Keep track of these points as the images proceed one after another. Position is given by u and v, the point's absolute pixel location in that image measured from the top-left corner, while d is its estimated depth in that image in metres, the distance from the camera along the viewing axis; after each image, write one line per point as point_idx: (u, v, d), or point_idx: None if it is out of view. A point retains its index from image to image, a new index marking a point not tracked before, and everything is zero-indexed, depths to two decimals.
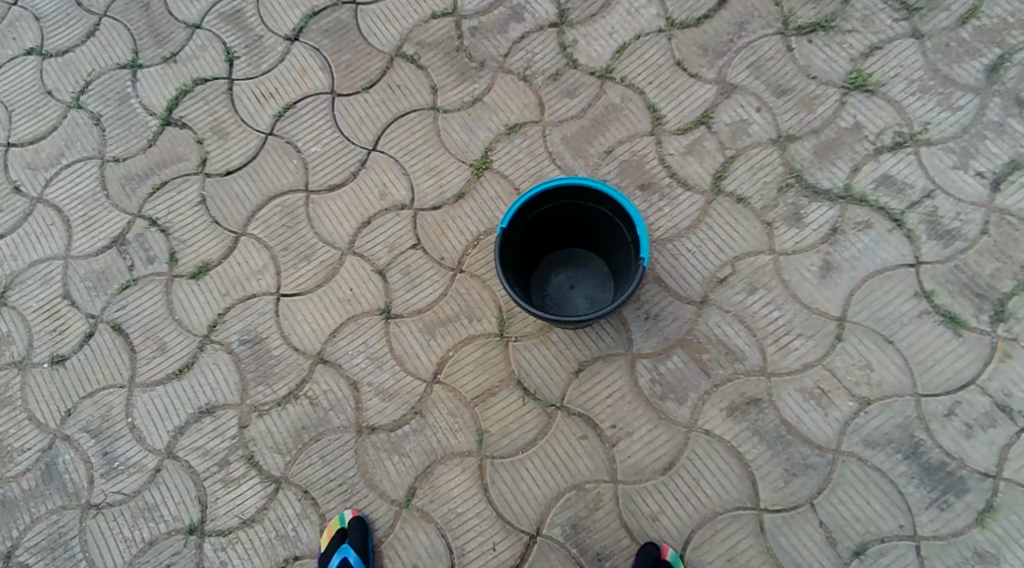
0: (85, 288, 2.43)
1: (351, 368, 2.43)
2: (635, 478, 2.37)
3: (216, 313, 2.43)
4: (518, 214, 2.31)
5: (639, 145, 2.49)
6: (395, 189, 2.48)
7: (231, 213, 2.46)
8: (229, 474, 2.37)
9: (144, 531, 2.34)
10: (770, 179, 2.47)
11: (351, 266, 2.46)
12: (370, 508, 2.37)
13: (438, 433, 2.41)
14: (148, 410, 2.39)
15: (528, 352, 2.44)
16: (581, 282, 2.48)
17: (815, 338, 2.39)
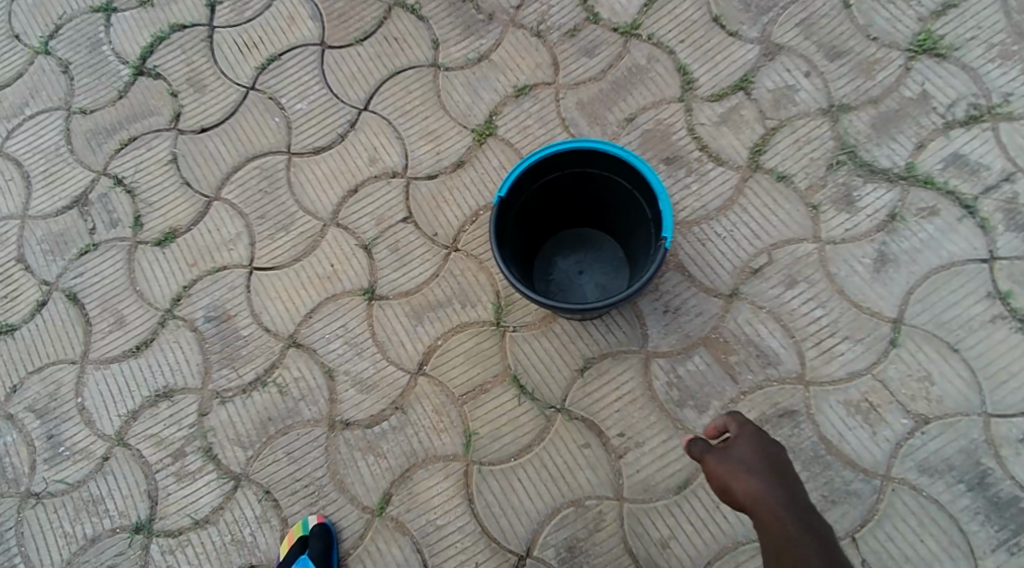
0: (41, 252, 2.19)
1: (326, 353, 2.14)
2: (643, 497, 2.04)
3: (181, 286, 2.17)
4: (520, 182, 1.99)
5: (664, 113, 2.17)
6: (386, 154, 2.20)
7: (204, 175, 2.20)
8: (184, 468, 2.11)
9: (87, 526, 2.09)
10: (817, 156, 2.13)
11: (334, 239, 2.17)
12: (338, 514, 2.09)
13: (421, 433, 2.11)
14: (99, 390, 2.14)
15: (527, 345, 2.13)
16: (590, 268, 2.18)
17: (864, 342, 2.03)
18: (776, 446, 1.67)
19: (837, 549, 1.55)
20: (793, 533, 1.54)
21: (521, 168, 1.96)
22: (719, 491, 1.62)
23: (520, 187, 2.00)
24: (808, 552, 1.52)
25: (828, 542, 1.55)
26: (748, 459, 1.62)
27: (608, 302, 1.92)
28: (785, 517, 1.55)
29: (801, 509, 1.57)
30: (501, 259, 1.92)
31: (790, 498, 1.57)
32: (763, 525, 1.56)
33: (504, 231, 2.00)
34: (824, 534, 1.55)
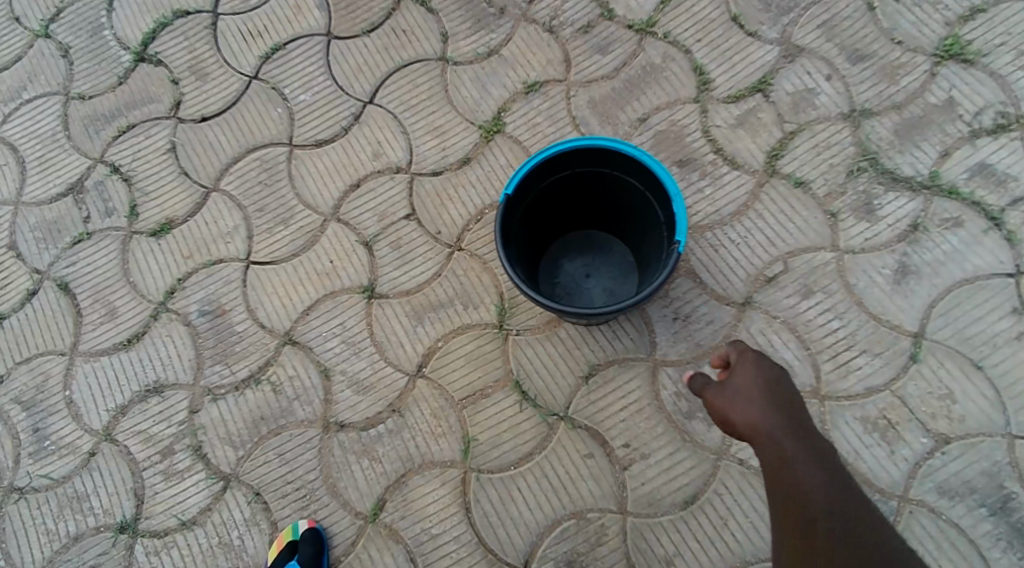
0: (33, 240, 2.13)
1: (322, 352, 2.08)
2: (648, 511, 1.99)
3: (176, 278, 2.10)
4: (527, 180, 1.92)
5: (678, 114, 2.11)
6: (390, 149, 2.13)
7: (202, 165, 2.14)
8: (172, 466, 2.04)
9: (70, 524, 2.02)
10: (837, 162, 2.05)
11: (333, 234, 2.11)
12: (330, 519, 2.02)
13: (417, 437, 2.05)
14: (88, 383, 2.07)
15: (530, 349, 2.07)
16: (598, 271, 2.11)
17: (883, 356, 1.95)
18: (775, 366, 1.61)
19: (839, 471, 1.53)
20: (793, 467, 1.51)
21: (529, 165, 1.89)
22: (718, 422, 1.59)
23: (528, 185, 1.93)
24: (807, 476, 1.51)
25: (826, 458, 1.53)
26: (744, 391, 1.58)
27: (615, 307, 1.85)
28: (784, 452, 1.52)
29: (800, 437, 1.53)
30: (506, 260, 1.85)
31: (788, 427, 1.54)
32: (763, 458, 1.54)
33: (510, 230, 1.93)
34: (824, 457, 1.53)
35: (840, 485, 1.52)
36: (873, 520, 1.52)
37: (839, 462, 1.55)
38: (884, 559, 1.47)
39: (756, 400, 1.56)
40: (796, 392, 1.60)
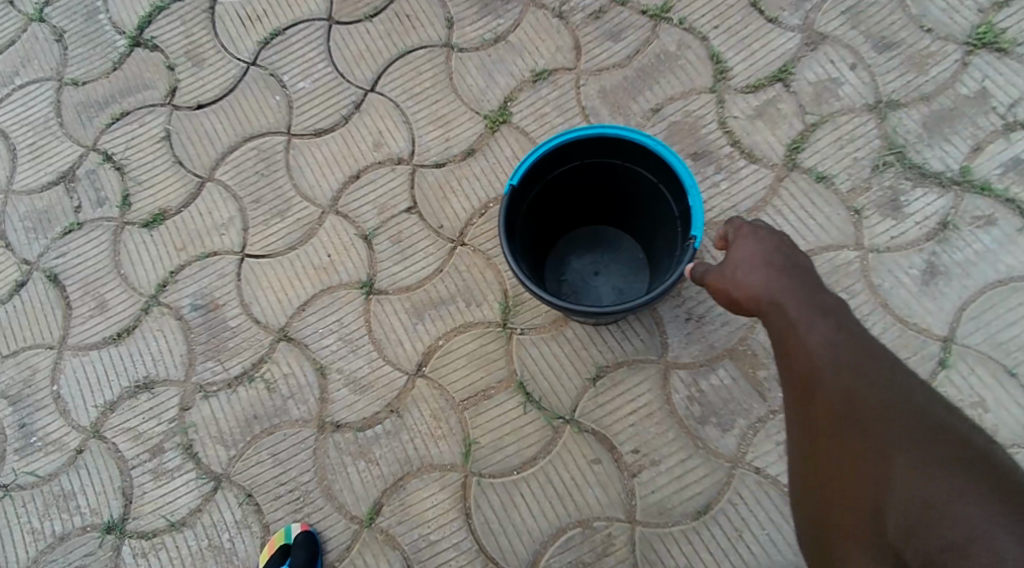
0: (22, 230, 2.06)
1: (319, 350, 1.99)
2: (658, 521, 1.92)
3: (168, 271, 2.03)
4: (534, 171, 1.83)
5: (693, 104, 2.01)
6: (392, 139, 2.05)
7: (197, 154, 2.07)
8: (161, 465, 1.96)
9: (56, 523, 1.94)
10: (862, 156, 1.95)
11: (331, 227, 2.03)
12: (324, 523, 1.93)
13: (416, 439, 1.96)
14: (77, 378, 2.00)
15: (535, 349, 1.98)
16: (607, 269, 2.02)
17: (910, 361, 1.84)
18: (774, 233, 1.59)
19: (849, 323, 1.45)
20: (797, 329, 1.45)
21: (536, 154, 1.79)
22: (727, 303, 1.57)
23: (534, 176, 1.83)
24: (811, 333, 1.44)
25: (834, 314, 1.46)
26: (744, 259, 1.55)
27: (626, 306, 1.75)
28: (786, 315, 1.47)
29: (805, 297, 1.48)
30: (510, 254, 1.75)
31: (791, 288, 1.49)
32: (771, 326, 1.49)
33: (514, 222, 1.84)
34: (833, 312, 1.46)
35: (851, 339, 1.44)
36: (892, 366, 1.40)
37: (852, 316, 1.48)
38: (903, 403, 1.35)
39: (758, 267, 1.54)
40: (802, 257, 1.56)
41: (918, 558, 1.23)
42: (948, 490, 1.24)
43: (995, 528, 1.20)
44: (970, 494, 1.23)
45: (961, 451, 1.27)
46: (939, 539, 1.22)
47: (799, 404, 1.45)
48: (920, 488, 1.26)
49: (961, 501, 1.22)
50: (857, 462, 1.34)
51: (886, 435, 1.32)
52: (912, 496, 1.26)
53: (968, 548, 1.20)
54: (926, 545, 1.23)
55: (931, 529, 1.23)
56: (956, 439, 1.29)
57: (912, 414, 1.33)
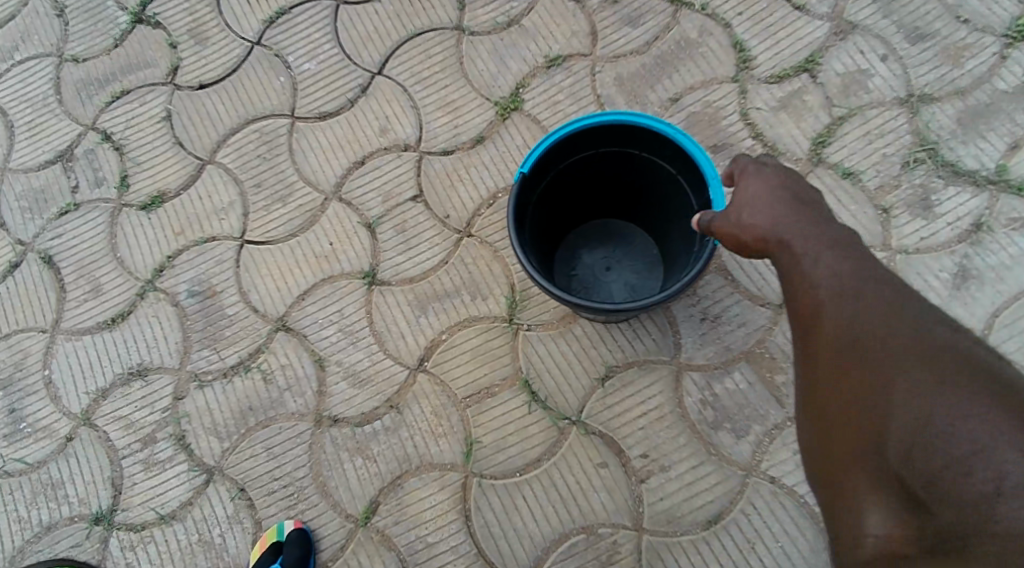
0: (18, 209, 2.01)
1: (319, 341, 1.92)
2: (666, 529, 1.83)
3: (166, 256, 1.97)
4: (546, 160, 1.74)
5: (714, 94, 1.95)
6: (398, 125, 1.98)
7: (198, 135, 2.00)
8: (153, 456, 1.89)
9: (43, 512, 1.88)
10: (892, 152, 1.89)
11: (334, 214, 1.96)
12: (318, 521, 1.86)
13: (416, 436, 1.89)
14: (69, 363, 1.93)
15: (542, 346, 1.90)
16: (620, 264, 1.93)
17: None
18: (782, 169, 1.50)
19: (855, 250, 1.38)
20: (802, 263, 1.38)
21: (548, 142, 1.70)
22: (734, 247, 1.48)
23: (546, 164, 1.74)
24: (817, 267, 1.37)
25: (841, 244, 1.39)
26: (753, 200, 1.46)
27: (640, 304, 1.66)
28: (793, 254, 1.40)
29: (813, 232, 1.40)
30: (520, 246, 1.66)
31: (799, 225, 1.41)
32: (780, 266, 1.42)
33: (524, 212, 1.75)
34: (841, 243, 1.39)
35: (856, 265, 1.36)
36: (897, 288, 1.32)
37: (860, 245, 1.40)
38: (905, 323, 1.27)
39: (766, 207, 1.45)
40: (812, 191, 1.48)
41: (919, 480, 1.18)
42: (950, 409, 1.17)
43: (998, 444, 1.13)
44: (973, 411, 1.16)
45: (966, 368, 1.20)
46: (940, 458, 1.16)
47: (801, 333, 1.38)
48: (927, 409, 1.19)
49: (962, 419, 1.16)
50: (858, 390, 1.27)
51: (887, 358, 1.25)
52: (912, 417, 1.20)
53: (969, 467, 1.14)
54: (927, 466, 1.17)
55: (930, 449, 1.17)
56: (962, 356, 1.22)
57: (914, 335, 1.25)
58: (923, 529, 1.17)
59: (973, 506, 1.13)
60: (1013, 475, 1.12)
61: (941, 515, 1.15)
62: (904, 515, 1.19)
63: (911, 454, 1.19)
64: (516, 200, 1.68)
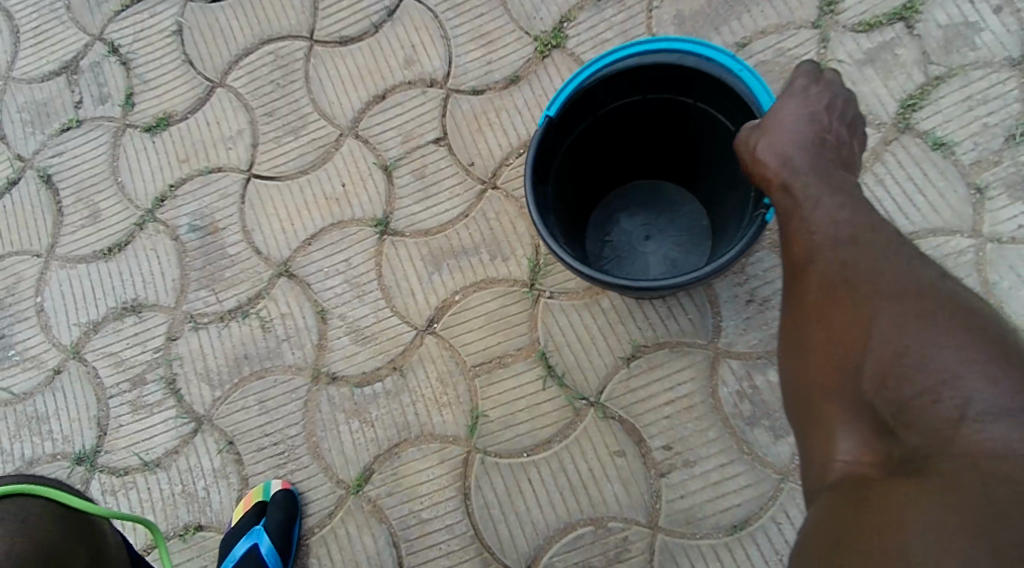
0: (18, 121, 1.89)
1: (322, 291, 1.77)
2: (685, 531, 1.64)
3: (168, 184, 1.83)
4: (584, 98, 1.50)
5: (790, 40, 1.76)
6: (426, 56, 1.82)
7: (209, 54, 1.86)
8: (141, 398, 1.77)
9: (26, 447, 1.78)
10: (995, 122, 1.69)
11: (349, 152, 1.80)
12: (307, 484, 1.71)
13: (417, 403, 1.72)
14: (62, 291, 1.82)
15: (564, 316, 1.72)
16: (661, 233, 1.71)
17: None
18: (828, 91, 1.39)
19: (857, 199, 1.25)
20: (801, 209, 1.26)
21: (584, 76, 1.47)
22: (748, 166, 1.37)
23: (584, 105, 1.51)
24: (816, 210, 1.24)
25: (848, 191, 1.27)
26: (778, 125, 1.35)
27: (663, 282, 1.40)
28: (795, 198, 1.28)
29: (820, 177, 1.29)
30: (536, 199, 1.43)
31: (806, 168, 1.30)
32: (779, 213, 1.30)
33: (552, 159, 1.52)
34: (848, 192, 1.26)
35: (856, 211, 1.23)
36: (893, 234, 1.19)
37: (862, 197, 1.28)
38: (894, 257, 1.16)
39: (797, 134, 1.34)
40: (843, 129, 1.37)
41: (890, 408, 1.08)
42: (929, 343, 1.07)
43: (969, 374, 1.04)
44: (950, 342, 1.06)
45: (948, 302, 1.10)
46: (913, 388, 1.06)
47: (787, 267, 1.27)
48: (904, 339, 1.08)
49: (938, 350, 1.06)
50: (839, 322, 1.16)
51: (873, 290, 1.14)
52: (888, 349, 1.09)
53: (937, 396, 1.05)
54: (897, 395, 1.08)
55: (903, 378, 1.07)
56: (946, 295, 1.10)
57: (901, 269, 1.14)
58: (893, 455, 1.07)
59: (938, 433, 1.04)
60: (981, 404, 1.02)
61: (909, 441, 1.06)
62: (875, 443, 1.09)
63: (884, 386, 1.09)
64: (540, 144, 1.45)
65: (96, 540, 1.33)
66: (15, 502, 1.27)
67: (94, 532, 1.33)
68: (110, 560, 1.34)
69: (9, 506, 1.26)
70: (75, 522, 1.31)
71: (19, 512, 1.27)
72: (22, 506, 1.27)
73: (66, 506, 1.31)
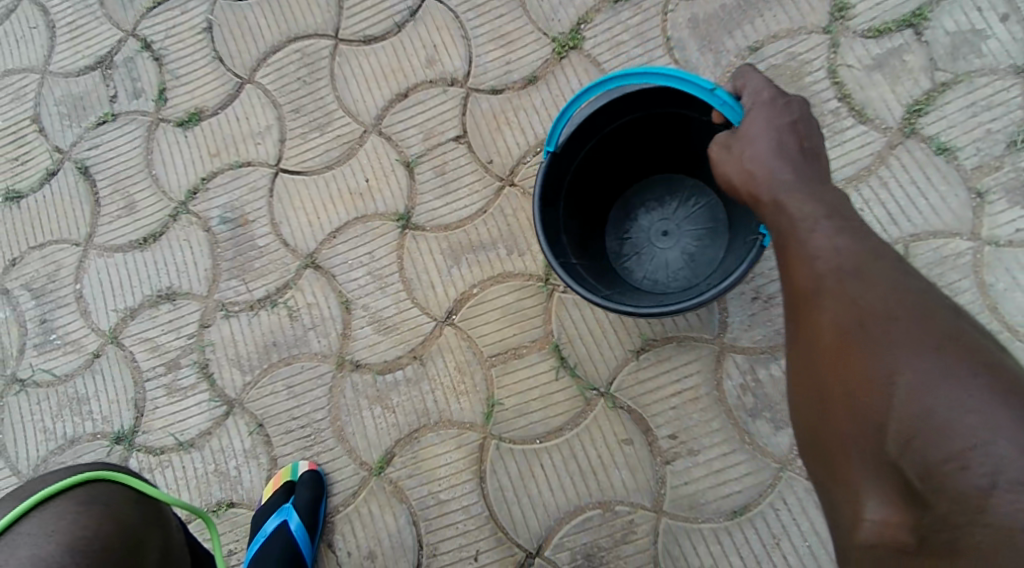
0: (57, 115, 1.99)
1: (346, 283, 1.85)
2: (687, 515, 1.73)
3: (200, 177, 1.92)
4: (586, 121, 1.59)
5: (801, 45, 1.81)
6: (447, 56, 1.89)
7: (239, 52, 1.95)
8: (176, 381, 1.87)
9: (67, 426, 1.88)
10: (997, 128, 1.74)
11: (372, 148, 1.88)
12: (332, 465, 1.81)
13: (437, 391, 1.81)
14: (101, 278, 1.92)
15: (576, 310, 1.80)
16: (677, 230, 1.76)
17: None
18: (795, 104, 1.44)
19: (847, 214, 1.30)
20: (798, 231, 1.29)
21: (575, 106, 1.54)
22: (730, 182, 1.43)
23: (586, 129, 1.61)
24: (819, 236, 1.27)
25: (845, 214, 1.30)
26: (750, 139, 1.41)
27: (679, 305, 1.48)
28: (791, 218, 1.31)
29: (807, 191, 1.34)
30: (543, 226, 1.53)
31: (793, 183, 1.35)
32: (775, 231, 1.34)
33: (560, 183, 1.63)
34: (841, 213, 1.30)
35: (853, 235, 1.27)
36: (908, 273, 1.22)
37: (851, 210, 1.33)
38: (911, 305, 1.17)
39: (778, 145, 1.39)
40: (816, 136, 1.42)
41: (916, 472, 1.08)
42: (953, 403, 1.08)
43: (997, 440, 1.04)
44: (975, 406, 1.07)
45: (971, 360, 1.11)
46: (940, 451, 1.07)
47: (795, 306, 1.29)
48: (928, 398, 1.09)
49: (964, 414, 1.07)
50: (852, 372, 1.17)
51: (888, 342, 1.15)
52: (910, 408, 1.10)
53: (965, 462, 1.05)
54: (924, 457, 1.08)
55: (930, 442, 1.08)
56: (970, 350, 1.12)
57: (917, 318, 1.16)
58: (921, 521, 1.07)
59: (968, 500, 1.04)
60: (1012, 473, 1.03)
61: (940, 508, 1.05)
62: (902, 506, 1.10)
63: (910, 446, 1.09)
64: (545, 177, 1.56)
65: (165, 526, 1.34)
66: (96, 487, 1.28)
67: (164, 517, 1.34)
68: (176, 547, 1.35)
69: (92, 491, 1.27)
70: (150, 509, 1.32)
71: (100, 495, 1.28)
72: (103, 491, 1.28)
73: (142, 494, 1.33)
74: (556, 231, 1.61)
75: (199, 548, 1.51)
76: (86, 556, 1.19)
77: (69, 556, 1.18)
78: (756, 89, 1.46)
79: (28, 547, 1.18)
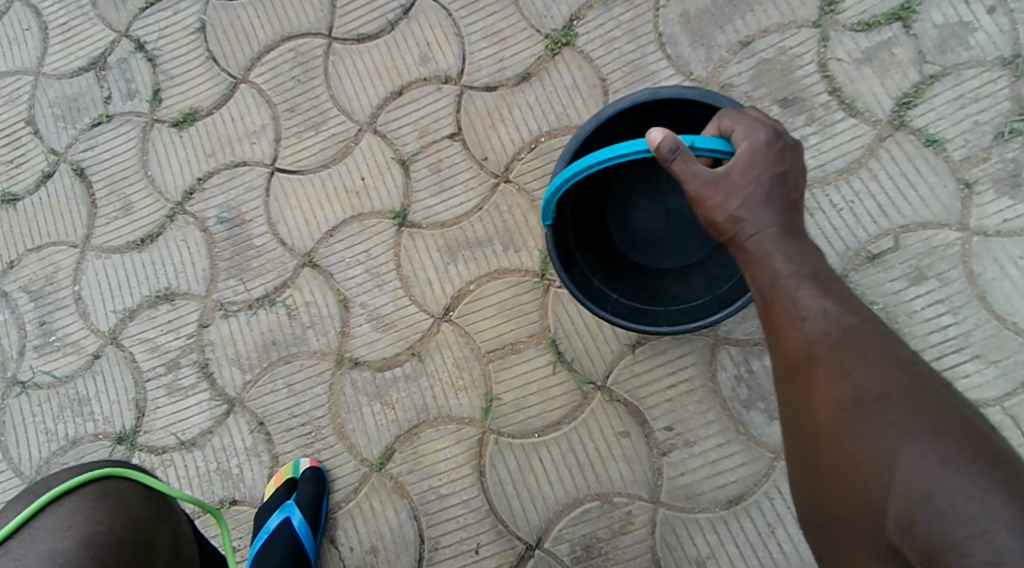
0: (51, 117, 1.99)
1: (343, 281, 1.87)
2: (684, 505, 1.76)
3: (196, 178, 1.93)
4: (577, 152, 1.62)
5: (791, 39, 1.83)
6: (440, 54, 1.90)
7: (232, 51, 1.95)
8: (176, 381, 1.88)
9: (69, 427, 1.90)
10: (985, 119, 1.77)
11: (368, 146, 1.89)
12: (333, 462, 1.83)
13: (435, 387, 1.83)
14: (99, 280, 1.93)
15: (572, 305, 1.82)
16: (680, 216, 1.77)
17: (999, 365, 1.71)
18: (787, 153, 1.42)
19: (823, 273, 1.35)
20: (781, 288, 1.33)
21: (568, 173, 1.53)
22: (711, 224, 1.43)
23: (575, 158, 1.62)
24: (810, 302, 1.31)
25: (831, 278, 1.35)
26: (733, 186, 1.41)
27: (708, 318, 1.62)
28: (772, 275, 1.35)
29: (794, 246, 1.37)
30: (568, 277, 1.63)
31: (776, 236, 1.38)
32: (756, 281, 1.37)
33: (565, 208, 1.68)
34: (822, 274, 1.35)
35: (837, 299, 1.32)
36: (899, 348, 1.26)
37: (830, 269, 1.37)
38: (904, 382, 1.21)
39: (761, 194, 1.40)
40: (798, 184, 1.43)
41: (918, 555, 1.11)
42: (951, 490, 1.11)
43: (999, 529, 1.07)
44: (975, 493, 1.10)
45: (967, 443, 1.14)
46: (943, 538, 1.09)
47: (787, 377, 1.32)
48: (929, 482, 1.12)
49: (965, 504, 1.10)
50: (850, 448, 1.20)
51: (885, 421, 1.18)
52: (913, 492, 1.13)
53: (966, 551, 1.08)
54: (927, 542, 1.11)
55: (933, 527, 1.10)
56: (968, 432, 1.15)
57: (912, 398, 1.19)
58: None
59: None
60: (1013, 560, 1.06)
61: None
62: None
63: (914, 529, 1.12)
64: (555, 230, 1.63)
65: (174, 521, 1.35)
66: (108, 484, 1.30)
67: (173, 513, 1.36)
68: (185, 541, 1.37)
69: (104, 487, 1.29)
70: (160, 504, 1.34)
71: (112, 491, 1.29)
72: (114, 487, 1.30)
73: (151, 488, 1.34)
74: (583, 276, 1.69)
75: (206, 543, 1.52)
76: (101, 550, 1.21)
77: (84, 549, 1.20)
78: (751, 133, 1.42)
79: (44, 542, 1.20)
